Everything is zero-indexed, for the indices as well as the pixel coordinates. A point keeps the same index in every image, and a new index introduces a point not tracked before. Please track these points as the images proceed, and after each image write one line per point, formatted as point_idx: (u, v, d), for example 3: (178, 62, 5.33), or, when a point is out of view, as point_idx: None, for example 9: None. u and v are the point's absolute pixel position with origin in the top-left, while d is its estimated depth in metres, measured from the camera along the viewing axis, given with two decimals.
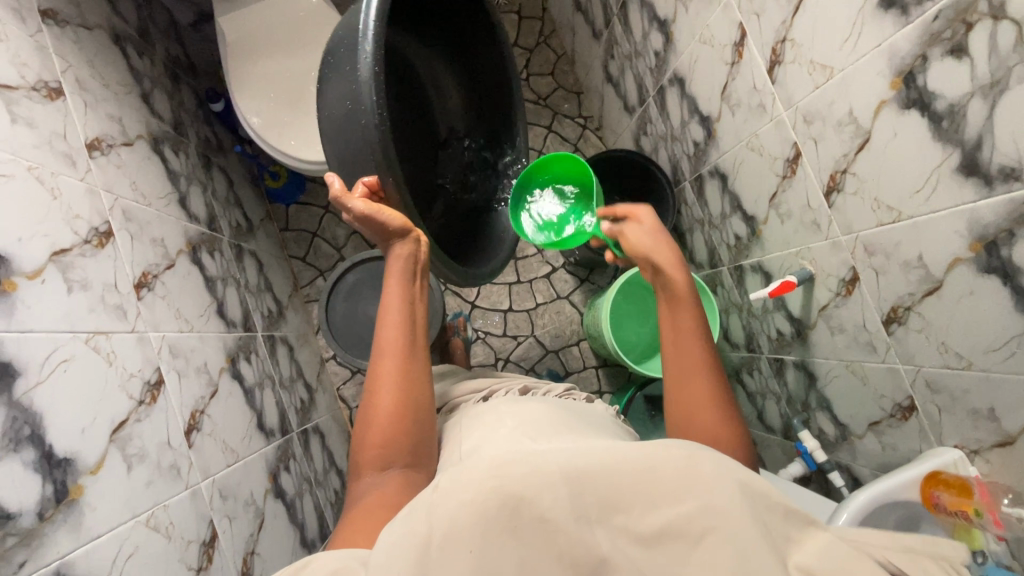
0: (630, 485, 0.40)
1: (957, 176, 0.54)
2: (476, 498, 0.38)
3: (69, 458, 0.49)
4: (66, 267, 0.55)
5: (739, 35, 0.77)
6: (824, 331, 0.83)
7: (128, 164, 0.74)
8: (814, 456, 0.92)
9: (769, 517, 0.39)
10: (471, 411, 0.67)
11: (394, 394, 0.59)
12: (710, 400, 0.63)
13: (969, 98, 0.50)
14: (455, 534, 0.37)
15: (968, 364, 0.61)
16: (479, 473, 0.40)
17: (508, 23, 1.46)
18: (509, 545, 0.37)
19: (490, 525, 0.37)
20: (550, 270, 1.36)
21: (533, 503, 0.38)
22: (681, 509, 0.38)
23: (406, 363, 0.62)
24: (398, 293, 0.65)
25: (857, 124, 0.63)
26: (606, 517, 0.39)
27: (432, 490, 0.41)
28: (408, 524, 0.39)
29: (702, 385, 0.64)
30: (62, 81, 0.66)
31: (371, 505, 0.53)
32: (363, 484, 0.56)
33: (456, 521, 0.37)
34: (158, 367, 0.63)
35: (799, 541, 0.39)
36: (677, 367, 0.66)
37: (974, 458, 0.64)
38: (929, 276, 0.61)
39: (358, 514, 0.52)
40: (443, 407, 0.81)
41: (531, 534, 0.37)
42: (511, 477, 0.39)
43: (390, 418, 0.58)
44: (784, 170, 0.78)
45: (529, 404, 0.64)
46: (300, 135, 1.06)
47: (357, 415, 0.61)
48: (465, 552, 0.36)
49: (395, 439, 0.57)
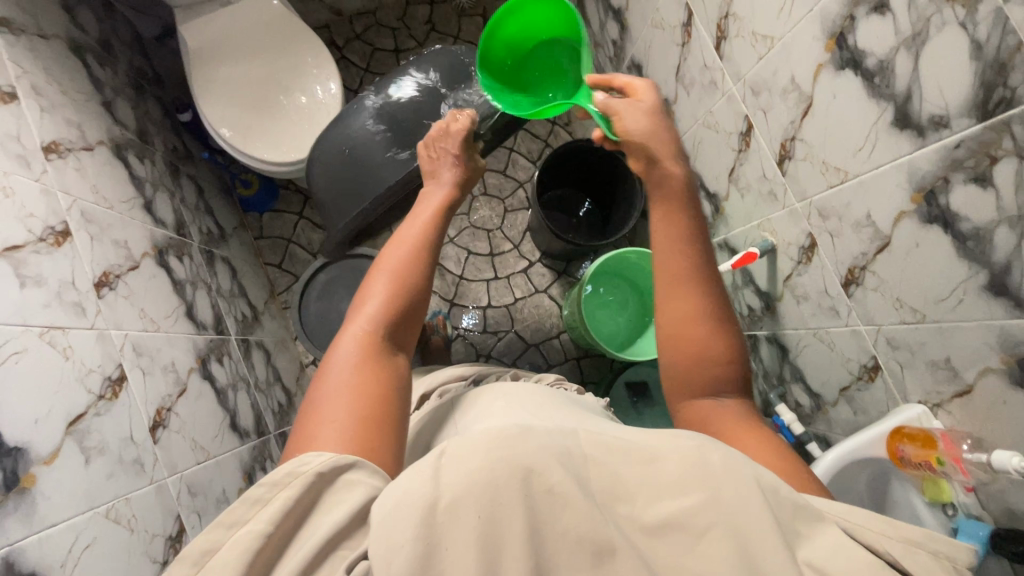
0: (634, 478, 0.39)
1: (893, 129, 0.55)
2: (486, 465, 0.37)
3: (21, 448, 0.48)
4: (18, 263, 0.55)
5: (687, 15, 0.79)
6: (791, 301, 0.84)
7: (89, 169, 0.74)
8: (791, 428, 0.91)
9: (779, 512, 0.37)
10: (465, 402, 0.69)
11: (406, 279, 0.62)
12: (703, 316, 0.61)
13: (896, 52, 0.52)
14: (460, 501, 0.36)
15: (922, 317, 0.62)
16: (485, 442, 0.39)
17: (473, 25, 1.44)
18: (518, 515, 0.35)
19: (499, 492, 0.36)
20: (527, 264, 1.37)
21: (541, 475, 0.37)
22: (687, 502, 0.37)
23: (426, 262, 0.65)
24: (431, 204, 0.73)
25: (799, 90, 0.65)
26: (610, 506, 0.38)
27: (437, 454, 0.39)
28: (408, 484, 0.37)
29: (691, 299, 0.62)
30: (16, 86, 0.67)
31: (365, 379, 0.52)
32: (344, 350, 0.55)
33: (464, 488, 0.36)
34: (120, 364, 0.63)
35: (809, 536, 0.38)
36: (669, 279, 0.64)
37: (937, 411, 0.65)
38: (878, 233, 0.63)
39: (342, 392, 0.50)
40: (429, 394, 0.80)
41: (541, 505, 0.36)
42: (521, 449, 0.38)
43: (403, 305, 0.60)
44: (739, 144, 0.80)
45: (529, 387, 0.69)
46: (267, 138, 1.07)
47: (362, 298, 0.60)
48: (472, 518, 0.35)
49: (397, 332, 0.59)
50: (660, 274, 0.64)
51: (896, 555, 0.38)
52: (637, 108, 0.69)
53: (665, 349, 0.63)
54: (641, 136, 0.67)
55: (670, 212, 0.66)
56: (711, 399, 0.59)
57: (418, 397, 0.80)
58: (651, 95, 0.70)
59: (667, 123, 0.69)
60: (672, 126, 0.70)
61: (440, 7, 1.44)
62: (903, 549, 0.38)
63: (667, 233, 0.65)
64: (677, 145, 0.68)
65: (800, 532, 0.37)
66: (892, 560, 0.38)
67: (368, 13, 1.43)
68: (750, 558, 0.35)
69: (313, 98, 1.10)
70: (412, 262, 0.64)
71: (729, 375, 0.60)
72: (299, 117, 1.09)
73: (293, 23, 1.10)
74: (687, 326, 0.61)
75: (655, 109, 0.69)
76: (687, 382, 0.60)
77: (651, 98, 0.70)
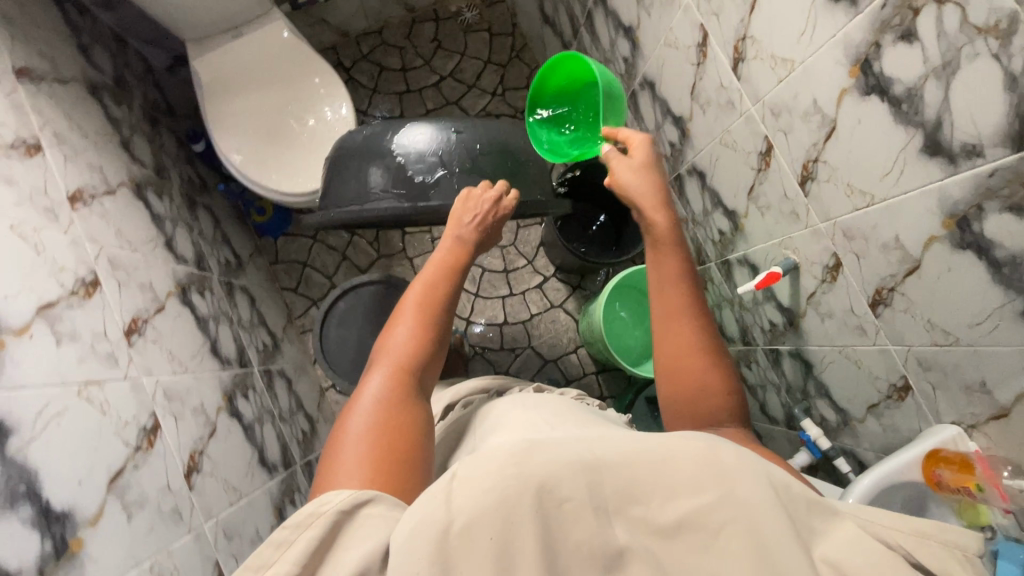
0: (649, 477, 0.40)
1: (922, 156, 0.55)
2: (497, 486, 0.38)
3: (67, 512, 0.49)
4: (53, 320, 0.55)
5: (702, 36, 0.78)
6: (815, 318, 0.84)
7: (112, 213, 0.75)
8: (818, 443, 0.93)
9: (794, 510, 0.40)
10: (480, 414, 0.71)
11: (429, 335, 0.65)
12: (698, 351, 0.64)
13: (925, 80, 0.51)
14: (473, 524, 0.37)
15: (955, 340, 0.61)
16: (497, 458, 0.40)
17: (478, 40, 1.44)
18: (532, 535, 0.37)
19: (513, 510, 0.37)
20: (542, 279, 1.37)
21: (553, 489, 0.39)
22: (702, 500, 0.39)
23: (443, 314, 0.69)
24: (454, 253, 0.76)
25: (822, 113, 0.64)
26: (623, 508, 0.39)
27: (450, 478, 0.40)
28: (428, 506, 0.38)
29: (689, 331, 0.65)
30: (40, 137, 0.67)
31: (388, 426, 0.54)
32: (367, 395, 0.58)
33: (476, 511, 0.37)
34: (152, 413, 0.63)
35: (825, 531, 0.40)
36: (667, 314, 0.67)
37: (972, 432, 0.64)
38: (908, 256, 0.62)
39: (366, 437, 0.52)
40: (455, 403, 0.81)
41: (553, 519, 0.38)
42: (532, 464, 0.39)
43: (424, 360, 0.63)
44: (758, 164, 0.79)
45: (550, 400, 0.69)
46: (283, 169, 1.06)
47: (390, 349, 0.63)
48: (485, 541, 0.37)
49: (415, 377, 0.61)
50: (657, 310, 0.69)
51: (907, 547, 0.42)
52: (628, 163, 0.75)
53: (661, 383, 0.66)
54: (633, 192, 0.73)
55: (659, 255, 0.70)
56: (715, 429, 0.60)
57: (443, 405, 0.81)
58: (643, 150, 0.76)
59: (658, 175, 0.74)
60: (665, 177, 0.75)
61: (446, 24, 1.44)
62: (918, 542, 0.42)
63: (660, 275, 0.69)
64: (665, 196, 0.73)
65: (815, 529, 0.40)
66: (909, 555, 0.42)
67: (374, 33, 1.44)
68: (768, 555, 0.37)
69: (323, 120, 1.09)
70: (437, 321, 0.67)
71: (726, 408, 0.61)
72: (310, 139, 1.09)
73: (303, 52, 1.10)
74: (679, 356, 0.65)
75: (647, 163, 0.75)
76: (687, 412, 0.62)
77: (646, 152, 0.76)
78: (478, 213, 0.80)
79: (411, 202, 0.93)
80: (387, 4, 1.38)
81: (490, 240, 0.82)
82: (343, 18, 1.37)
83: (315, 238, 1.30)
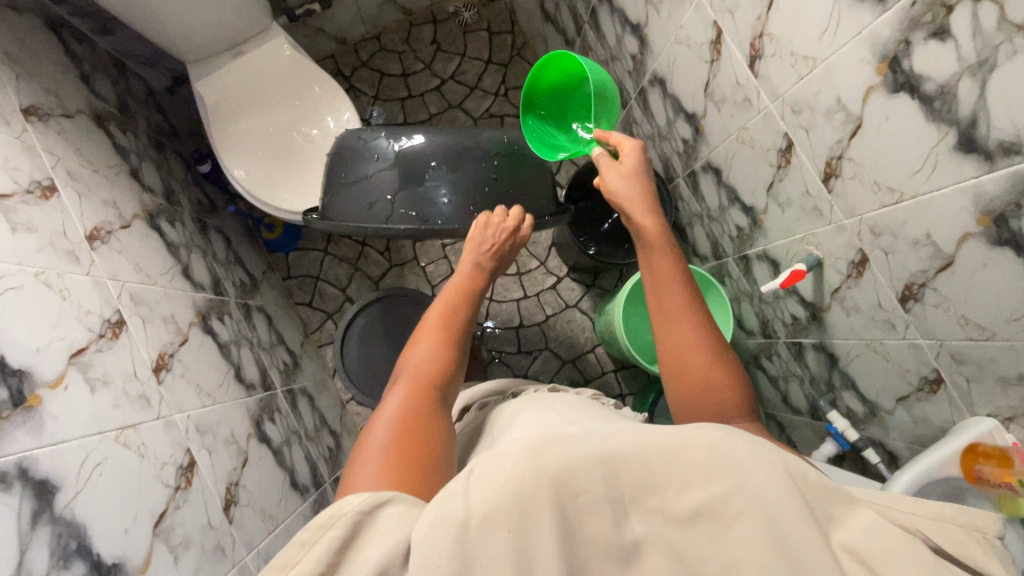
0: (664, 467, 0.38)
1: (955, 153, 0.53)
2: (513, 478, 0.37)
3: (118, 563, 0.52)
4: (85, 367, 0.57)
5: (715, 33, 0.77)
6: (840, 312, 0.83)
7: (130, 247, 0.74)
8: (845, 435, 0.93)
9: (810, 498, 0.38)
10: (493, 415, 0.69)
11: (448, 355, 0.64)
12: (701, 349, 0.63)
13: (959, 78, 0.50)
14: (493, 515, 0.35)
15: (990, 334, 0.60)
16: (512, 454, 0.38)
17: (478, 41, 1.42)
18: (551, 526, 0.35)
19: (529, 504, 0.36)
20: (555, 280, 1.36)
21: (569, 481, 0.37)
22: (716, 489, 0.36)
23: (462, 337, 0.68)
24: (472, 275, 0.75)
25: (847, 110, 0.63)
26: (639, 499, 0.37)
27: (466, 475, 0.39)
28: (441, 504, 0.37)
29: (688, 330, 0.64)
30: (54, 177, 0.66)
31: (409, 438, 0.52)
32: (389, 407, 0.57)
33: (494, 504, 0.36)
34: (188, 449, 0.65)
35: (843, 519, 0.38)
36: (668, 318, 0.66)
37: (1010, 424, 0.64)
38: (940, 252, 0.61)
39: (385, 448, 0.51)
40: (470, 405, 0.79)
41: (569, 512, 0.36)
42: (547, 457, 0.38)
43: (442, 377, 0.62)
44: (778, 160, 0.78)
45: (561, 398, 0.66)
46: (296, 189, 1.06)
47: (410, 368, 0.62)
48: (504, 532, 0.35)
49: (435, 391, 0.60)
50: (658, 312, 0.68)
51: (926, 533, 0.40)
52: (619, 169, 0.75)
53: (668, 383, 0.65)
54: (620, 195, 0.74)
55: (654, 259, 0.70)
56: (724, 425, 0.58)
57: (459, 408, 0.80)
58: (636, 156, 0.76)
59: (647, 182, 0.75)
60: (654, 185, 0.76)
61: (444, 26, 1.42)
62: (936, 527, 0.41)
63: (656, 277, 0.69)
64: (655, 202, 0.73)
65: (833, 516, 0.38)
66: (929, 540, 0.40)
67: (373, 39, 1.42)
68: (782, 546, 0.34)
69: (326, 131, 1.09)
70: (457, 343, 0.67)
71: (736, 407, 0.59)
72: (317, 153, 1.08)
73: (306, 66, 1.09)
74: (684, 355, 0.63)
75: (637, 169, 0.75)
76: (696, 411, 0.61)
77: (636, 158, 0.76)
78: (495, 241, 0.79)
79: (427, 222, 0.94)
80: (385, 9, 1.36)
81: (502, 267, 0.82)
82: (341, 26, 1.35)
83: (326, 251, 1.29)
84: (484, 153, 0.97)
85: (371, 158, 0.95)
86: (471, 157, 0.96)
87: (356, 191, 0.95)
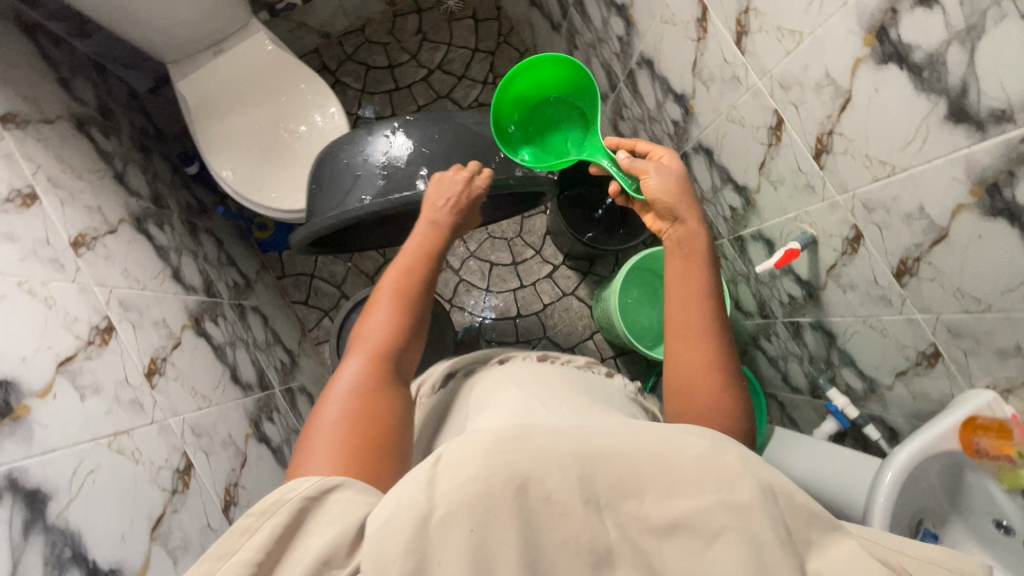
0: (648, 473, 0.36)
1: (946, 124, 0.52)
2: (480, 475, 0.34)
3: (115, 568, 0.52)
4: (74, 374, 0.56)
5: (701, 10, 0.75)
6: (836, 290, 0.82)
7: (116, 253, 0.74)
8: (845, 413, 0.92)
9: (794, 522, 0.36)
10: (468, 396, 0.67)
11: (404, 318, 0.64)
12: (708, 369, 0.63)
13: (947, 45, 0.48)
14: (456, 507, 0.33)
15: (986, 307, 0.60)
16: (482, 444, 0.36)
17: (463, 28, 1.40)
18: (512, 527, 0.33)
19: (493, 502, 0.33)
20: (551, 268, 1.36)
21: (539, 481, 0.35)
22: (700, 502, 0.34)
23: (421, 299, 0.67)
24: (431, 237, 0.74)
25: (835, 84, 0.62)
26: (617, 504, 0.35)
27: (433, 463, 0.37)
28: (405, 499, 0.35)
29: (703, 350, 0.64)
30: (35, 185, 0.66)
31: (358, 412, 0.53)
32: (342, 378, 0.57)
33: (457, 499, 0.34)
34: (184, 453, 0.65)
35: (823, 546, 0.36)
36: (687, 331, 0.65)
37: (1008, 396, 0.64)
38: (934, 225, 0.60)
39: (336, 427, 0.51)
40: (454, 371, 0.75)
41: (536, 515, 0.34)
42: (519, 453, 0.36)
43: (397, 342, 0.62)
44: (768, 139, 0.77)
45: (546, 382, 0.66)
46: (282, 186, 1.04)
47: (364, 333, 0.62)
48: (462, 532, 0.33)
49: (391, 363, 0.60)
50: (677, 322, 0.66)
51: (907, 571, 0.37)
52: (665, 170, 0.72)
53: (673, 397, 0.64)
54: (664, 196, 0.70)
55: (689, 268, 0.68)
56: None
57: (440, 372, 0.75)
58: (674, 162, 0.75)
59: (691, 187, 0.72)
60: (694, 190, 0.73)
61: (428, 15, 1.40)
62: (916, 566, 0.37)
63: (686, 283, 0.67)
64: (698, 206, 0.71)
65: (814, 541, 0.36)
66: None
67: (357, 32, 1.40)
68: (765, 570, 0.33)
69: (313, 126, 1.07)
70: (414, 304, 0.66)
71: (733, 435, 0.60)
72: (304, 149, 1.06)
73: (288, 62, 1.07)
74: (698, 374, 0.63)
75: (680, 173, 0.72)
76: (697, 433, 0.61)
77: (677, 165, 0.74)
78: (452, 196, 0.77)
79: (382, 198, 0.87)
80: None
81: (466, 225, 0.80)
82: (322, 19, 1.33)
83: None
84: (473, 143, 0.96)
85: (351, 148, 0.93)
86: (457, 145, 0.95)
87: (339, 182, 0.92)
